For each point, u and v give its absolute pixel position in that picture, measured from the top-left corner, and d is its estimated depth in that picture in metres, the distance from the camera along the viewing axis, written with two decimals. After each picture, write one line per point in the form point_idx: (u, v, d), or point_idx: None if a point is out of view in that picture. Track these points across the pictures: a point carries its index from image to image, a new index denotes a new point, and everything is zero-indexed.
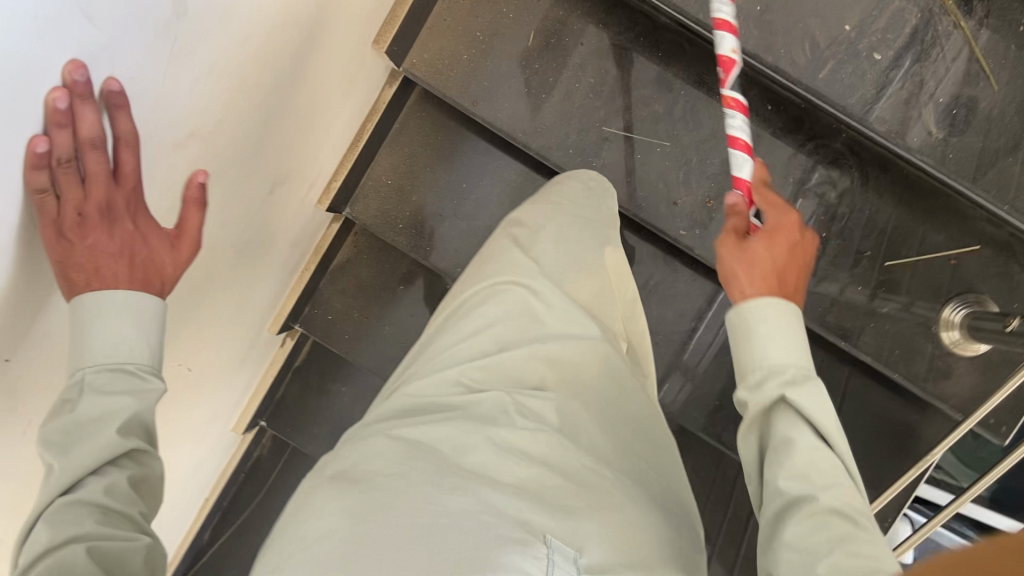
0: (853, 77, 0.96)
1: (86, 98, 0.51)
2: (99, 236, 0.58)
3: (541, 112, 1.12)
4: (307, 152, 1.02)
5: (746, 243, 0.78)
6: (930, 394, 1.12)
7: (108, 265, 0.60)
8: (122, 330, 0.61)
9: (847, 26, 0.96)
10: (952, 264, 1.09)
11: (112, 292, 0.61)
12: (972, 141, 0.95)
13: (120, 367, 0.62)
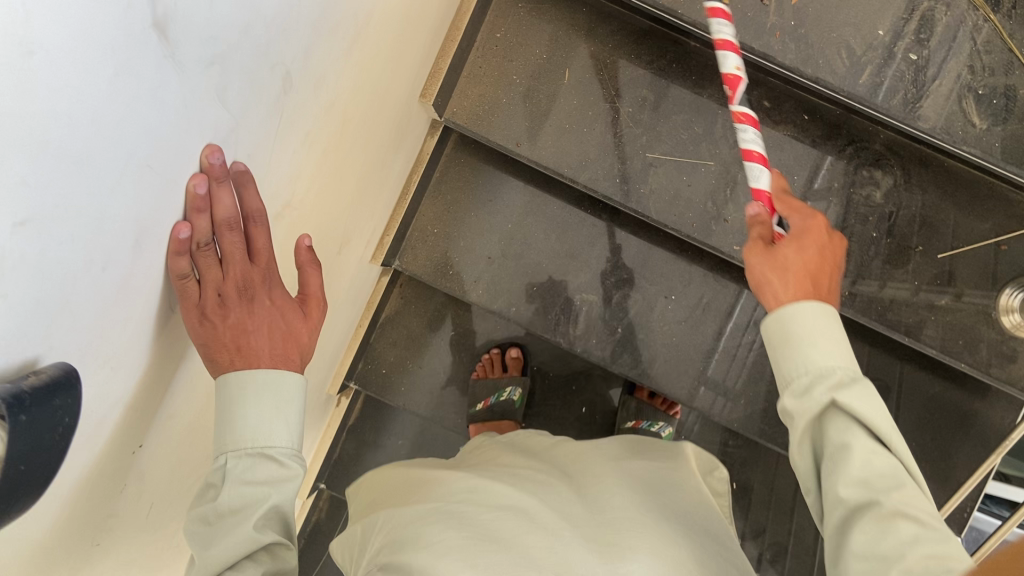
0: (892, 79, 0.99)
1: (221, 180, 0.53)
2: (241, 314, 0.62)
3: (584, 146, 1.14)
4: (367, 210, 1.03)
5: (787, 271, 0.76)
6: (999, 379, 1.11)
7: (254, 341, 0.64)
8: (263, 414, 0.65)
9: (881, 30, 0.99)
10: (1002, 249, 1.11)
11: (258, 370, 0.65)
12: (1018, 128, 0.98)
13: (262, 455, 0.65)
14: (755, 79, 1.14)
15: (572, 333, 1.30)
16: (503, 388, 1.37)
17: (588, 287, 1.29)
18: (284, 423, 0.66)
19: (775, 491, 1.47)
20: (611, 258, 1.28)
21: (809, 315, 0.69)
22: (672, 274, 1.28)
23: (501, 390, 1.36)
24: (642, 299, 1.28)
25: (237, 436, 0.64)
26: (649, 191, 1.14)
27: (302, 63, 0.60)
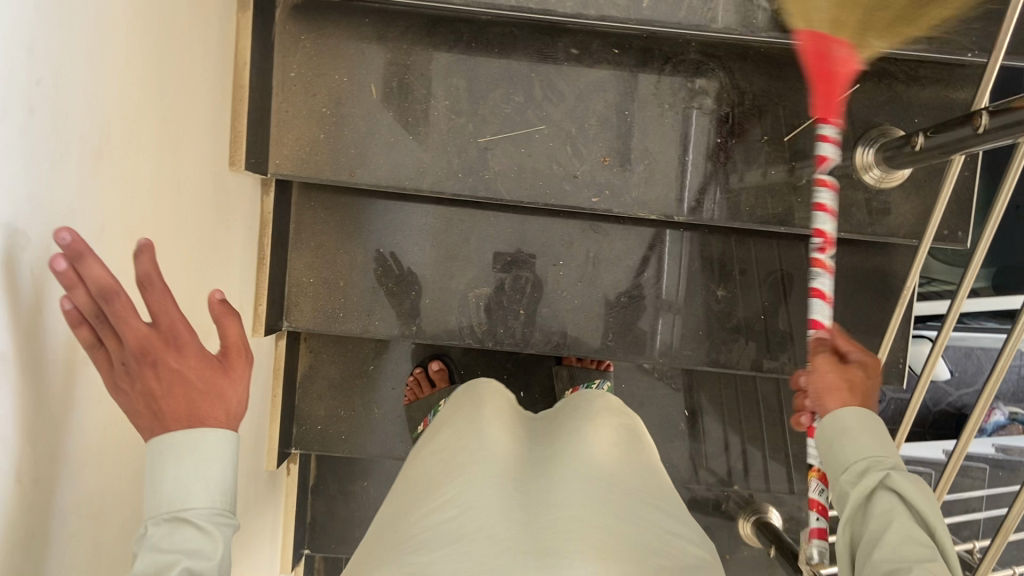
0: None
1: (82, 254, 0.54)
2: (144, 379, 0.57)
3: (416, 153, 1.12)
4: (221, 293, 1.01)
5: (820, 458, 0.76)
6: (881, 236, 1.13)
7: (163, 403, 0.57)
8: (181, 478, 0.57)
9: None
10: (843, 111, 1.12)
11: (173, 433, 0.57)
12: None
13: (181, 512, 0.57)
14: (554, 31, 1.12)
15: (478, 331, 1.29)
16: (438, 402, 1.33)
17: (476, 281, 1.28)
18: (204, 480, 0.57)
19: (728, 401, 1.49)
20: (488, 245, 1.27)
21: (858, 419, 0.73)
22: (553, 240, 1.27)
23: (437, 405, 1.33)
24: (533, 275, 1.28)
25: (157, 499, 0.57)
26: (493, 175, 1.13)
27: (30, 214, 0.57)
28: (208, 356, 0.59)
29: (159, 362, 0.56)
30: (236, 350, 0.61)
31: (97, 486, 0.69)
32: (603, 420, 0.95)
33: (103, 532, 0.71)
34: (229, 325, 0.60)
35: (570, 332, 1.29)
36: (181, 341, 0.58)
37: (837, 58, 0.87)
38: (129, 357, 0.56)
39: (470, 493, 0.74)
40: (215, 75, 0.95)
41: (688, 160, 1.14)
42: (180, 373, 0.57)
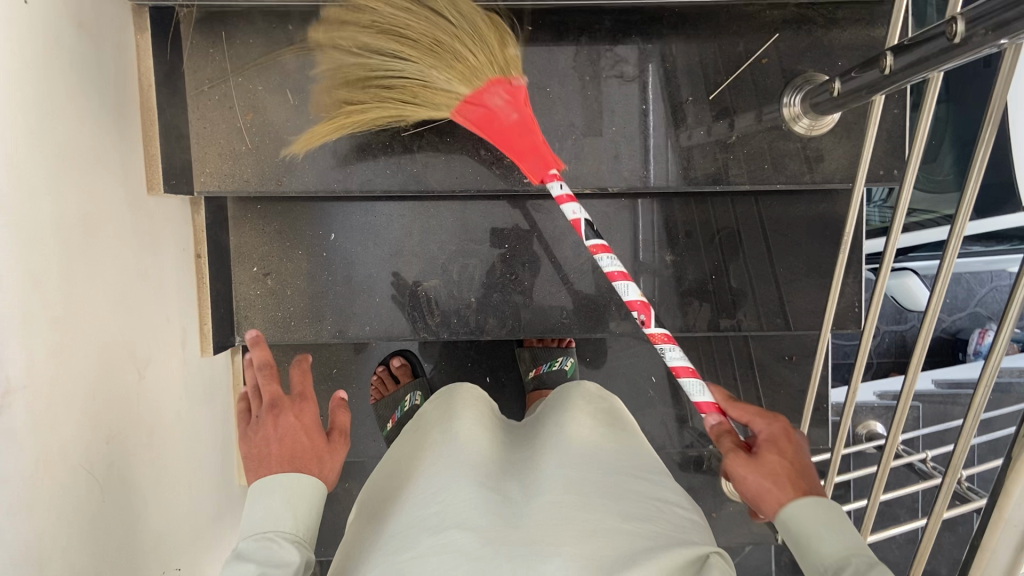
0: None
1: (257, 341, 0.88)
2: (267, 423, 0.81)
3: (341, 154, 1.12)
4: (157, 319, 1.01)
5: (756, 458, 0.70)
6: (818, 182, 1.14)
7: (272, 458, 0.78)
8: (273, 505, 0.75)
9: None
10: (764, 62, 1.11)
11: (274, 475, 0.77)
12: None
13: (268, 533, 0.74)
14: None
15: (433, 322, 1.28)
16: (403, 398, 1.33)
17: (424, 273, 1.27)
18: (292, 513, 0.75)
19: (696, 363, 1.48)
20: (432, 236, 1.26)
21: (812, 512, 0.67)
22: (497, 223, 1.26)
23: (402, 401, 1.32)
24: (482, 261, 1.27)
25: (255, 521, 0.74)
26: (423, 168, 1.13)
27: None
28: (314, 429, 0.82)
29: (285, 415, 0.82)
30: (341, 435, 0.86)
31: (28, 532, 0.70)
32: (578, 406, 0.92)
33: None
34: (340, 416, 0.88)
35: (525, 312, 1.28)
36: (304, 412, 0.83)
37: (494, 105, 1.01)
38: (262, 409, 0.82)
39: (449, 487, 0.72)
40: (119, 102, 0.94)
41: (615, 129, 1.13)
42: (294, 437, 0.80)
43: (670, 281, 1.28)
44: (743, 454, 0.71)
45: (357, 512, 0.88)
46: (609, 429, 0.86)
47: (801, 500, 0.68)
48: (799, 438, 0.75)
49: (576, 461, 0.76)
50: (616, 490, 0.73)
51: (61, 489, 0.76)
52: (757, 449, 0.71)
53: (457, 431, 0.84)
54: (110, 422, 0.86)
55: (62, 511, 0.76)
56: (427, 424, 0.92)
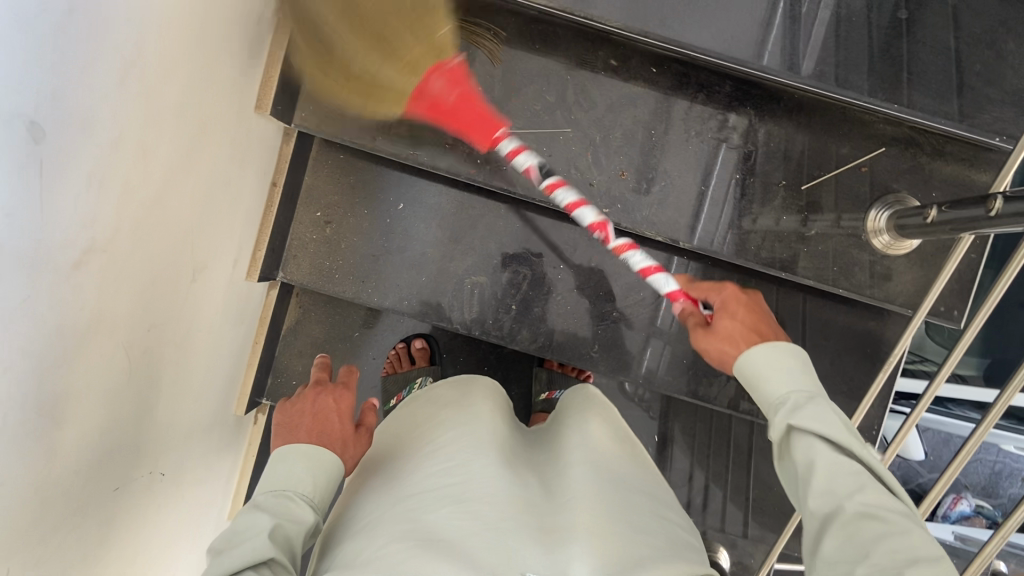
0: (733, 33, 1.10)
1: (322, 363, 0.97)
2: (303, 399, 0.86)
3: (439, 131, 1.13)
4: (222, 230, 1.02)
5: (713, 325, 0.84)
6: (879, 299, 1.14)
7: (303, 426, 0.81)
8: (294, 466, 0.76)
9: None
10: (864, 170, 1.13)
11: (296, 441, 0.79)
12: (857, 55, 1.09)
13: (284, 489, 0.74)
14: (596, 39, 1.13)
15: (468, 317, 1.29)
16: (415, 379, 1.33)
17: (474, 267, 1.28)
18: (310, 475, 0.75)
19: (699, 434, 1.49)
20: (494, 236, 1.28)
21: (762, 356, 0.76)
22: (558, 243, 1.28)
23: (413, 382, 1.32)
24: (532, 273, 1.28)
25: (271, 481, 0.74)
26: (511, 168, 1.14)
27: (52, 109, 0.59)
28: (347, 415, 0.85)
29: (321, 394, 0.87)
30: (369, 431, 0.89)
31: (62, 387, 0.71)
32: (595, 420, 0.93)
33: (59, 438, 0.72)
34: (369, 415, 0.90)
35: (557, 336, 1.29)
36: (342, 398, 0.87)
37: (434, 91, 1.04)
38: (302, 391, 0.88)
39: (468, 461, 0.73)
40: (260, 15, 0.96)
41: (704, 190, 1.14)
42: (328, 416, 0.83)
43: (697, 347, 1.29)
44: (702, 329, 0.87)
45: (358, 476, 0.89)
46: (626, 456, 0.86)
47: (771, 346, 0.76)
48: (757, 301, 0.88)
49: (602, 471, 0.76)
50: (642, 512, 0.72)
51: (98, 360, 0.76)
52: (714, 320, 0.85)
53: (475, 415, 0.85)
54: (156, 311, 0.87)
55: (92, 379, 0.76)
56: (442, 400, 0.92)
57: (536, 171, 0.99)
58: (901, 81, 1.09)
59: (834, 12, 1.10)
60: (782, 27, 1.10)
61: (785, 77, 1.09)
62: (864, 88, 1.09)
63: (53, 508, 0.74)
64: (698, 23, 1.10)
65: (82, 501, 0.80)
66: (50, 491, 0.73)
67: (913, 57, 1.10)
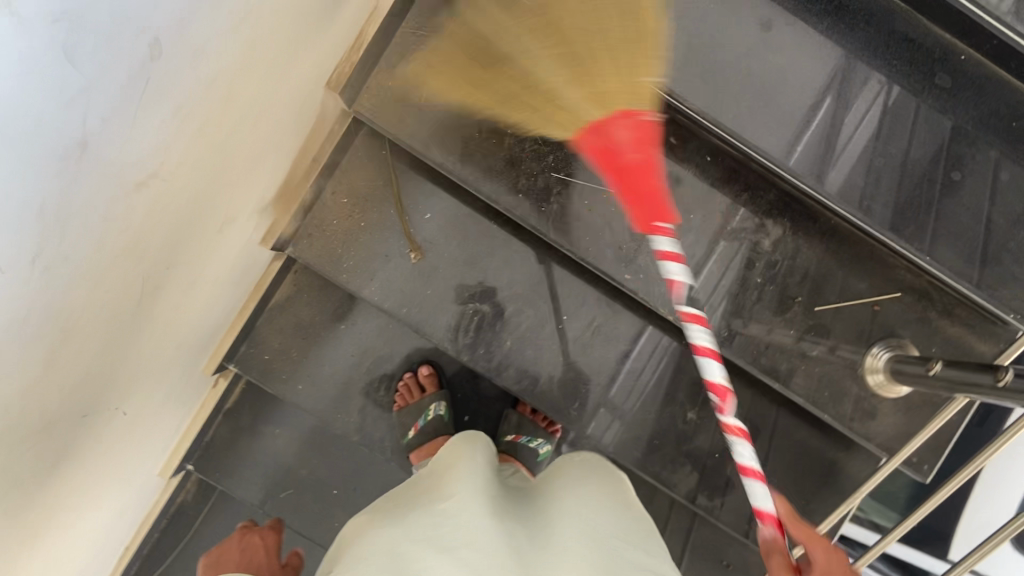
0: (778, 132, 1.10)
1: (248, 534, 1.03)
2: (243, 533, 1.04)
3: (490, 156, 1.15)
4: (260, 190, 1.02)
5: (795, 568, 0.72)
6: (857, 432, 1.18)
7: (233, 559, 0.97)
8: None
9: (783, 90, 1.10)
10: (877, 309, 1.15)
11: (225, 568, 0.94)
12: (887, 192, 1.10)
13: None
14: (663, 114, 1.16)
15: (461, 342, 1.29)
16: (427, 407, 1.36)
17: (480, 296, 1.28)
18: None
19: None
20: (506, 271, 1.28)
21: None
22: (565, 295, 1.28)
23: (426, 409, 1.36)
24: (534, 317, 1.28)
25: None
26: (550, 210, 1.17)
27: (176, 34, 0.59)
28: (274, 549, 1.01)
29: (257, 528, 1.06)
30: (299, 564, 1.01)
31: (84, 302, 0.69)
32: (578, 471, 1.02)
33: (60, 350, 0.70)
34: (299, 553, 1.05)
35: (540, 383, 1.30)
36: (270, 533, 1.05)
37: (620, 139, 0.80)
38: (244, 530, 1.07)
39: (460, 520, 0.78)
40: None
41: (724, 285, 1.17)
42: (255, 555, 0.98)
43: (671, 432, 1.31)
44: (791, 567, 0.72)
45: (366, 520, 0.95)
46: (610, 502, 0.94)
47: None
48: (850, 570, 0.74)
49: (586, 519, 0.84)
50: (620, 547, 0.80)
51: (119, 284, 0.75)
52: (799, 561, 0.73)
53: (471, 474, 0.92)
54: (181, 252, 0.86)
55: (107, 302, 0.74)
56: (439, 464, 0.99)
57: (681, 281, 0.80)
58: (928, 228, 1.10)
59: (875, 133, 1.11)
60: (821, 140, 1.10)
61: (814, 190, 1.10)
62: (885, 222, 1.10)
63: (29, 416, 0.72)
64: (755, 116, 1.10)
65: (53, 418, 0.78)
66: (33, 398, 0.70)
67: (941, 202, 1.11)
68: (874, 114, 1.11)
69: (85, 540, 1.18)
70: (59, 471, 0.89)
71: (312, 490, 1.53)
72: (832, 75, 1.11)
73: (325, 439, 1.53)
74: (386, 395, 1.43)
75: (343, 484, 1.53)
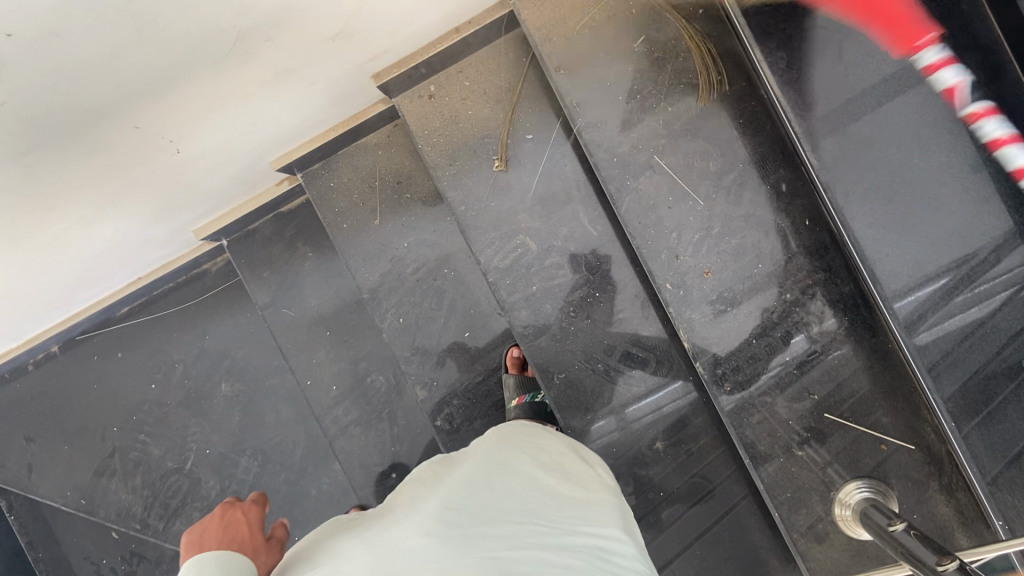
0: (901, 267, 1.06)
1: None
2: None
3: (610, 110, 1.13)
4: (389, 25, 1.04)
5: None
6: (797, 547, 1.14)
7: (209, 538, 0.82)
8: None
9: (930, 207, 1.03)
10: (882, 447, 1.10)
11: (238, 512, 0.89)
12: (975, 361, 1.04)
13: None
14: (788, 157, 1.10)
15: (494, 262, 1.28)
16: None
17: (535, 232, 1.27)
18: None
19: None
20: (571, 224, 1.27)
21: None
22: (611, 275, 1.26)
23: None
24: (572, 278, 1.27)
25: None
26: (633, 186, 1.13)
27: None
28: (255, 526, 0.86)
29: None
30: (281, 543, 0.87)
31: (169, 23, 0.74)
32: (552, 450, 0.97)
33: (128, 51, 0.74)
34: (280, 529, 0.89)
35: (542, 339, 1.28)
36: None
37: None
38: None
39: (442, 508, 0.72)
40: None
41: (754, 346, 1.13)
42: (238, 527, 0.84)
43: (632, 451, 1.29)
44: None
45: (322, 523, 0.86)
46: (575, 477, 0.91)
47: None
48: None
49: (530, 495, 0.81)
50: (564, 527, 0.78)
51: (214, 25, 0.78)
52: None
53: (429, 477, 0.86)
54: (285, 32, 0.88)
55: (192, 35, 0.78)
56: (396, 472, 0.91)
57: None
58: (998, 420, 1.03)
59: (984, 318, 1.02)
60: (934, 292, 1.05)
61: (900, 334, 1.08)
62: (944, 395, 1.07)
63: (81, 92, 0.77)
64: (884, 242, 1.06)
65: (103, 109, 0.83)
66: (88, 78, 0.75)
67: (1006, 406, 1.02)
68: (992, 304, 1.01)
69: (98, 242, 1.26)
70: (91, 165, 0.95)
71: (311, 321, 1.59)
72: (978, 251, 1.01)
73: (346, 283, 1.58)
74: (412, 278, 1.43)
75: (338, 332, 1.58)
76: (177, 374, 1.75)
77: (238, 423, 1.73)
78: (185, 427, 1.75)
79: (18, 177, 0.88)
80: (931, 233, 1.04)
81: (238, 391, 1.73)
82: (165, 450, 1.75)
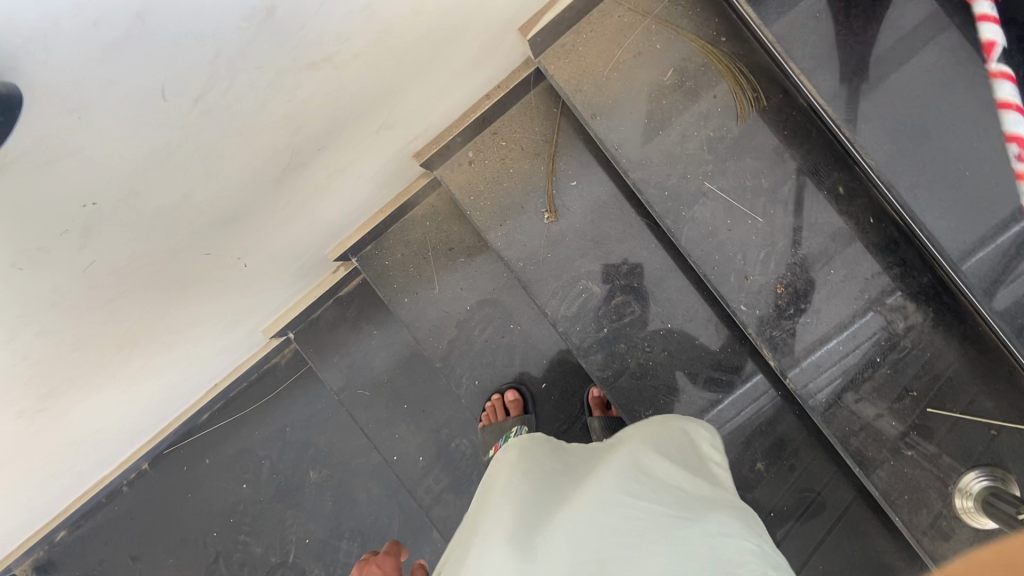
0: (966, 232, 1.04)
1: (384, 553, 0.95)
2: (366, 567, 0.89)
3: (650, 149, 1.14)
4: (427, 108, 1.06)
5: None
6: (923, 549, 1.10)
7: None
8: None
9: (985, 163, 1.02)
10: (993, 434, 1.06)
11: None
12: None
13: None
14: (840, 161, 1.10)
15: (562, 312, 1.28)
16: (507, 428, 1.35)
17: (596, 275, 1.27)
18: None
19: None
20: (630, 261, 1.27)
21: None
22: (679, 304, 1.26)
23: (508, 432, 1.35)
24: (642, 313, 1.27)
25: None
26: (689, 217, 1.13)
27: None
28: None
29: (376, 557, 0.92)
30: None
31: (232, 158, 0.76)
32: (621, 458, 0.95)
33: (199, 189, 0.77)
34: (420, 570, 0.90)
35: (621, 378, 1.28)
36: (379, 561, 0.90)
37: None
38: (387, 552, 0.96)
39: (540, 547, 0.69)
40: None
41: (841, 354, 1.12)
42: None
43: (735, 475, 1.27)
44: None
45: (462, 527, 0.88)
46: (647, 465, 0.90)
47: None
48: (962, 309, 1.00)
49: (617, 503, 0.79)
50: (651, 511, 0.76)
51: (273, 149, 0.81)
52: None
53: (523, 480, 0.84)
54: (336, 138, 0.91)
55: (253, 163, 0.80)
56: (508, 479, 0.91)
57: None
58: None
59: None
60: (1005, 248, 1.03)
61: (978, 299, 1.05)
62: None
63: (152, 238, 0.79)
64: (944, 213, 1.05)
65: (178, 246, 0.85)
66: (163, 222, 0.78)
67: None
68: None
69: (179, 361, 1.29)
70: (173, 295, 0.98)
71: (387, 397, 1.60)
72: None
73: (414, 354, 1.60)
74: (480, 338, 1.44)
75: (415, 403, 1.60)
76: (266, 470, 1.78)
77: (332, 508, 1.74)
78: (281, 521, 1.76)
79: (107, 321, 0.91)
80: (994, 186, 1.02)
81: (327, 476, 1.75)
82: (266, 547, 1.77)
